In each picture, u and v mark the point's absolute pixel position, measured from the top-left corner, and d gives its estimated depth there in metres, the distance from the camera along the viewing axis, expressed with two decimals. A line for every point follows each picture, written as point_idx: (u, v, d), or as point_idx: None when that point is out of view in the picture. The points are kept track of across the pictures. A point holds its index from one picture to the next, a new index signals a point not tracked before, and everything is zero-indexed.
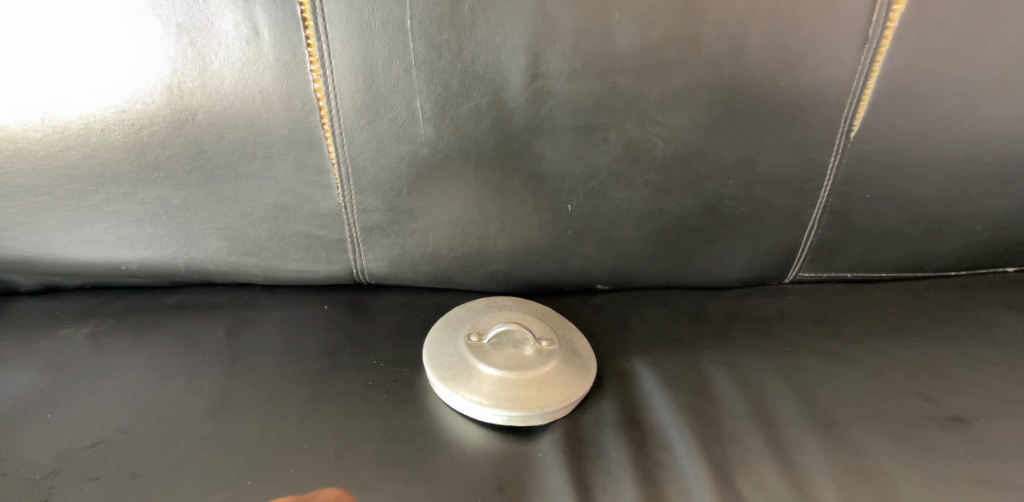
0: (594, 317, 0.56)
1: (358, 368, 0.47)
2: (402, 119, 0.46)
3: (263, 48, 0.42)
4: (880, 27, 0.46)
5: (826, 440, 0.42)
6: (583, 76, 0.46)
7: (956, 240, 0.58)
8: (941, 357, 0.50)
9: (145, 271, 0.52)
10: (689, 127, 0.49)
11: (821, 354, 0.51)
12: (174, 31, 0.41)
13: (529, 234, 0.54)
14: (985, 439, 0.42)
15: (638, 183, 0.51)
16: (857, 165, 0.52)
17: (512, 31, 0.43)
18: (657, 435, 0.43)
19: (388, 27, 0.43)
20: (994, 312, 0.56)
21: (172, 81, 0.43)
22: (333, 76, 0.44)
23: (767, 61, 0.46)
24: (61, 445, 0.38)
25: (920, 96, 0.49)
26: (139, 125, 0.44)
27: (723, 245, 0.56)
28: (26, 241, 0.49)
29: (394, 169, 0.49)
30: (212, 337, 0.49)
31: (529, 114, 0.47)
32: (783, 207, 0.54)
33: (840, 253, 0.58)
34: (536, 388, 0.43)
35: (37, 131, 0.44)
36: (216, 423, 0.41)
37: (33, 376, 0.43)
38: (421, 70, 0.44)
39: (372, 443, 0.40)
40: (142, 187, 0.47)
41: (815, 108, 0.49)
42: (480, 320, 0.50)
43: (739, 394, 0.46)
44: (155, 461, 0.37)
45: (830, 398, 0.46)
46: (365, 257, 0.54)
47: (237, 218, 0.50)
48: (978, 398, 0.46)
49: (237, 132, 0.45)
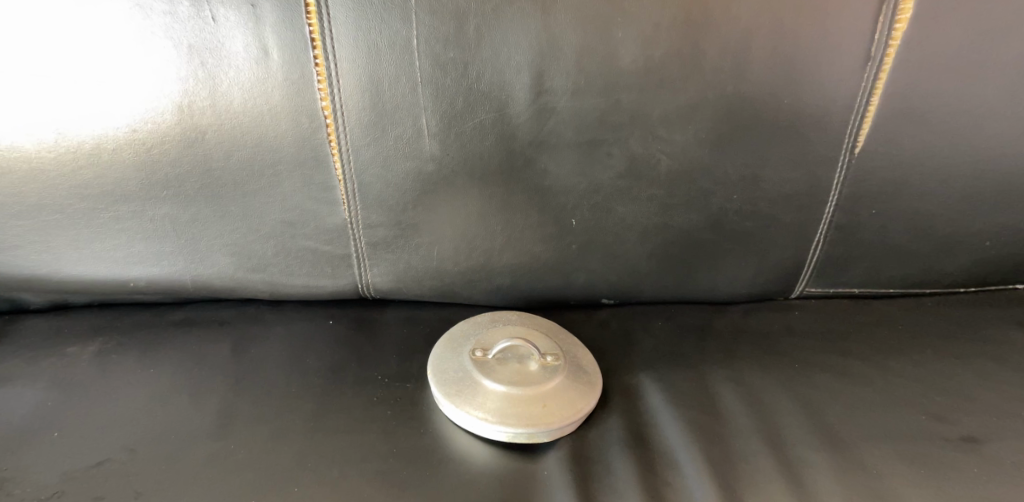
0: (600, 331, 0.56)
1: (362, 384, 0.47)
2: (408, 135, 0.47)
3: (274, 68, 0.43)
4: (882, 46, 0.46)
5: (836, 459, 0.42)
6: (586, 93, 0.46)
7: (964, 255, 0.57)
8: (950, 375, 0.50)
9: (153, 287, 0.52)
10: (693, 144, 0.49)
11: (829, 370, 0.50)
12: (185, 53, 0.42)
13: (534, 248, 0.54)
14: (998, 460, 0.42)
15: (643, 198, 0.51)
16: (862, 180, 0.52)
17: (516, 49, 0.44)
18: (664, 452, 0.42)
19: (395, 47, 0.43)
20: (1001, 331, 0.56)
21: (182, 100, 0.43)
22: (341, 94, 0.44)
23: (769, 77, 0.47)
24: (67, 464, 0.38)
25: (921, 115, 0.49)
26: (150, 144, 0.45)
27: (728, 261, 0.56)
28: (36, 259, 0.49)
29: (400, 185, 0.49)
30: (217, 354, 0.49)
31: (534, 130, 0.47)
32: (788, 223, 0.54)
33: (847, 268, 0.58)
34: (542, 405, 0.43)
35: (49, 151, 0.44)
36: (221, 440, 0.41)
37: (40, 395, 0.44)
38: (427, 89, 0.45)
39: (379, 461, 0.40)
40: (151, 204, 0.48)
41: (819, 124, 0.49)
42: (484, 336, 0.50)
43: (747, 411, 0.46)
44: (159, 480, 0.37)
45: (839, 416, 0.46)
46: (371, 271, 0.54)
47: (245, 234, 0.50)
48: (989, 417, 0.46)
49: (246, 150, 0.46)
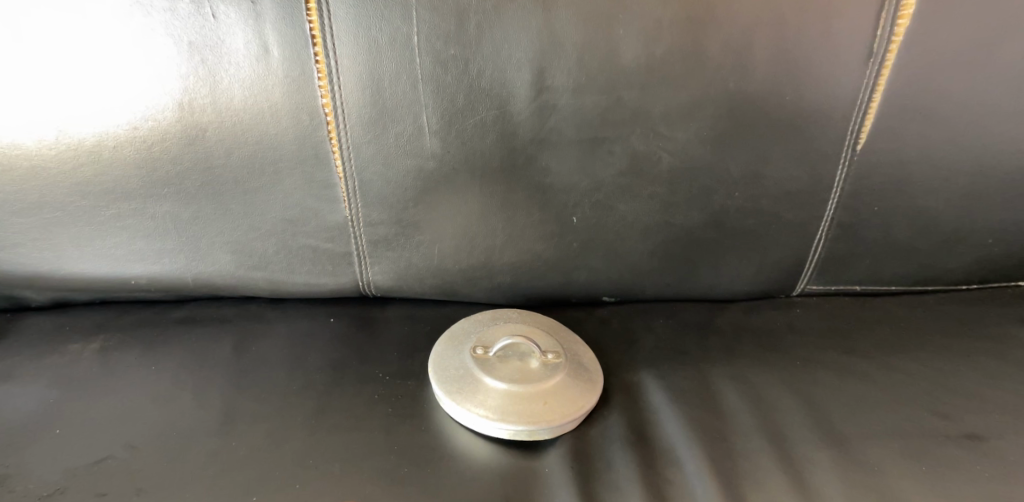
0: (600, 329, 0.56)
1: (363, 382, 0.47)
2: (409, 133, 0.47)
3: (274, 65, 0.43)
4: (884, 43, 0.46)
5: (837, 457, 0.41)
6: (587, 90, 0.46)
7: (966, 253, 0.57)
8: (952, 373, 0.50)
9: (154, 285, 0.52)
10: (695, 141, 0.49)
11: (830, 368, 0.50)
12: (186, 50, 0.42)
13: (535, 246, 0.54)
14: (1001, 457, 0.42)
15: (644, 195, 0.51)
16: (864, 177, 0.52)
17: (517, 47, 0.44)
18: (665, 450, 0.42)
19: (395, 44, 0.43)
20: (1004, 328, 0.56)
21: (183, 97, 0.43)
22: (341, 91, 0.44)
23: (771, 74, 0.46)
24: (69, 461, 0.38)
25: (923, 111, 0.49)
26: (151, 142, 0.45)
27: (730, 258, 0.56)
28: (37, 257, 0.49)
29: (401, 183, 0.49)
30: (218, 352, 0.49)
31: (534, 127, 0.47)
32: (789, 220, 0.54)
33: (848, 265, 0.58)
34: (543, 402, 0.43)
35: (49, 148, 0.44)
36: (222, 438, 0.41)
37: (42, 393, 0.44)
38: (428, 86, 0.45)
39: (380, 458, 0.40)
40: (152, 202, 0.47)
41: (821, 121, 0.49)
42: (485, 333, 0.50)
43: (749, 409, 0.46)
44: (160, 478, 0.37)
45: (841, 413, 0.45)
46: (372, 269, 0.54)
47: (246, 232, 0.50)
48: (992, 414, 0.46)
49: (246, 147, 0.46)
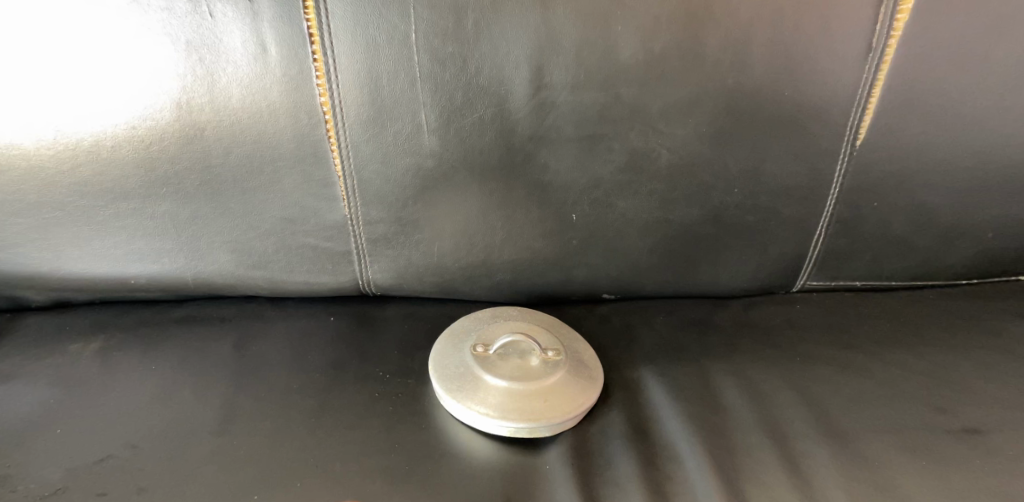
0: (600, 326, 0.56)
1: (363, 380, 0.47)
2: (407, 131, 0.47)
3: (272, 64, 0.43)
4: (883, 37, 0.46)
5: (837, 452, 0.42)
6: (586, 87, 0.46)
7: (966, 248, 0.57)
8: (952, 367, 0.50)
9: (154, 284, 0.52)
10: (694, 137, 0.49)
11: (830, 364, 0.50)
12: (184, 49, 0.42)
13: (534, 243, 0.54)
14: (1001, 452, 0.42)
15: (643, 192, 0.51)
16: (864, 173, 0.52)
17: (515, 44, 0.44)
18: (666, 446, 0.42)
19: (393, 42, 0.43)
20: (1004, 322, 0.56)
21: (181, 97, 0.43)
22: (339, 89, 0.44)
23: (770, 69, 0.46)
24: (70, 461, 0.38)
25: (922, 106, 0.49)
26: (149, 141, 0.45)
27: (729, 255, 0.56)
28: (37, 257, 0.49)
29: (399, 181, 0.49)
30: (218, 351, 0.49)
31: (533, 125, 0.47)
32: (789, 216, 0.54)
33: (848, 261, 0.58)
34: (543, 400, 0.43)
35: (47, 148, 0.44)
36: (223, 437, 0.41)
37: (42, 393, 0.44)
38: (426, 84, 0.45)
39: (381, 456, 0.40)
40: (151, 201, 0.47)
41: (820, 117, 0.49)
42: (485, 331, 0.50)
43: (749, 405, 0.46)
44: (161, 477, 0.37)
45: (841, 409, 0.45)
46: (372, 268, 0.54)
47: (245, 231, 0.50)
48: (992, 408, 0.46)
49: (244, 146, 0.46)
